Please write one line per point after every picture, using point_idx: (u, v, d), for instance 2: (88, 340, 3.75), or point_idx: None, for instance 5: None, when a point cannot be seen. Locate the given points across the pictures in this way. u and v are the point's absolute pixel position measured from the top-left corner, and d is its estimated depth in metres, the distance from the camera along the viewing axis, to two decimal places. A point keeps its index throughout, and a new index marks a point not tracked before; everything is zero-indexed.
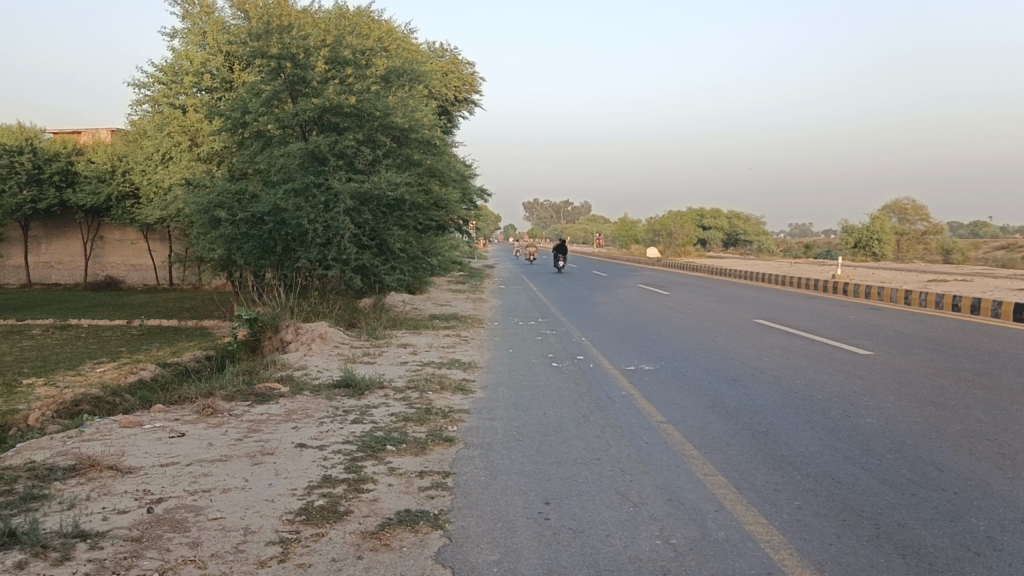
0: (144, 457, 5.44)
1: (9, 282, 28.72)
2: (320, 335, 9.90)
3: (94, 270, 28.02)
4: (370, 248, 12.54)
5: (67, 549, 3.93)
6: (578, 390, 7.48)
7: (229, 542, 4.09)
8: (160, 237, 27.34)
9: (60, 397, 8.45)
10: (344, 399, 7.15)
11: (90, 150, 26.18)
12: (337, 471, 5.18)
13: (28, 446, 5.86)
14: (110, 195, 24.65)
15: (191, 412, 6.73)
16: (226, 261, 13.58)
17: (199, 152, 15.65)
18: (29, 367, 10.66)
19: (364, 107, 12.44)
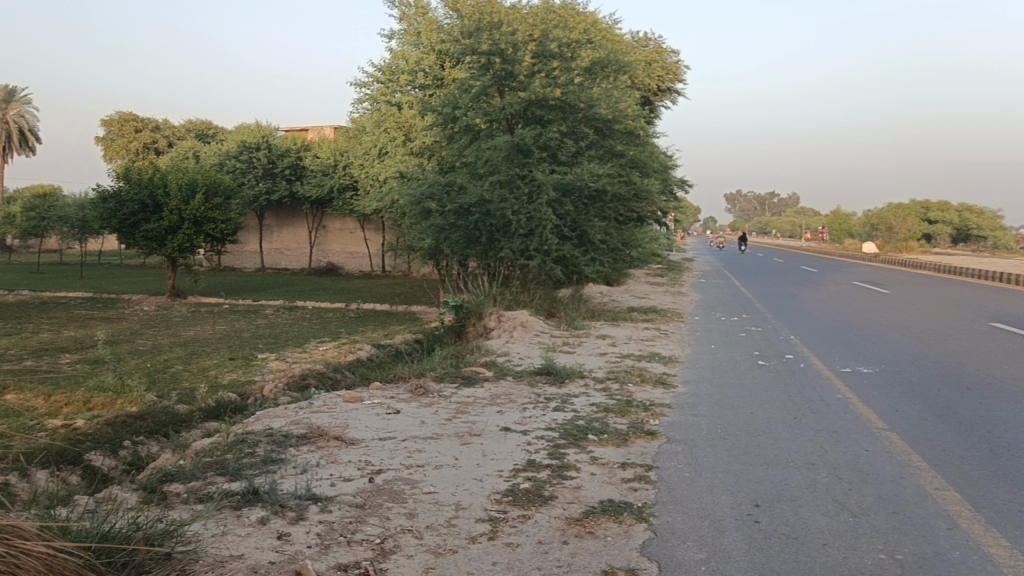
0: (364, 431, 5.85)
1: (247, 266, 32.01)
2: (522, 324, 10.17)
3: (318, 257, 30.49)
4: (571, 239, 12.70)
5: (301, 510, 4.31)
6: (787, 391, 7.14)
7: (443, 516, 4.30)
8: (375, 226, 29.28)
9: (290, 372, 9.30)
10: (546, 386, 7.30)
11: (316, 146, 28.54)
12: (542, 457, 5.29)
13: (266, 414, 6.48)
14: (333, 188, 26.65)
15: (405, 391, 7.17)
16: (433, 251, 14.27)
17: (413, 146, 16.55)
18: (263, 343, 11.80)
19: (569, 98, 12.63)
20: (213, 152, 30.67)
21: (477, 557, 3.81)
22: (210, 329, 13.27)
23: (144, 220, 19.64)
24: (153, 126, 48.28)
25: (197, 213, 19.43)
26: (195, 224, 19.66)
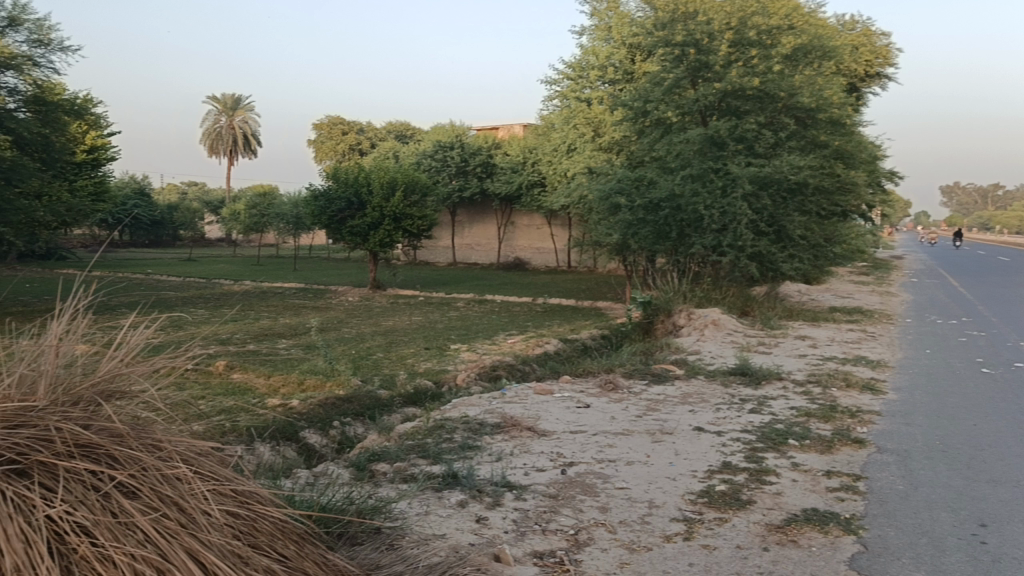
0: (555, 423, 5.93)
1: (440, 260, 33.47)
2: (713, 322, 9.89)
3: (506, 252, 31.30)
4: (767, 234, 12.19)
5: (497, 496, 4.43)
6: (1018, 403, 6.44)
7: (637, 512, 4.27)
8: (562, 222, 29.59)
9: (481, 363, 9.60)
10: (741, 387, 7.05)
11: (507, 144, 29.32)
12: (738, 459, 5.11)
13: (462, 402, 6.74)
14: (522, 185, 27.22)
15: (595, 385, 7.19)
16: (621, 247, 14.21)
17: (602, 141, 16.57)
18: (456, 335, 12.27)
19: (768, 87, 12.15)
20: (410, 151, 32.28)
21: (672, 557, 3.74)
22: (406, 319, 13.97)
23: (349, 216, 21.01)
24: (357, 129, 51.66)
25: (397, 209, 20.51)
26: (394, 221, 20.75)
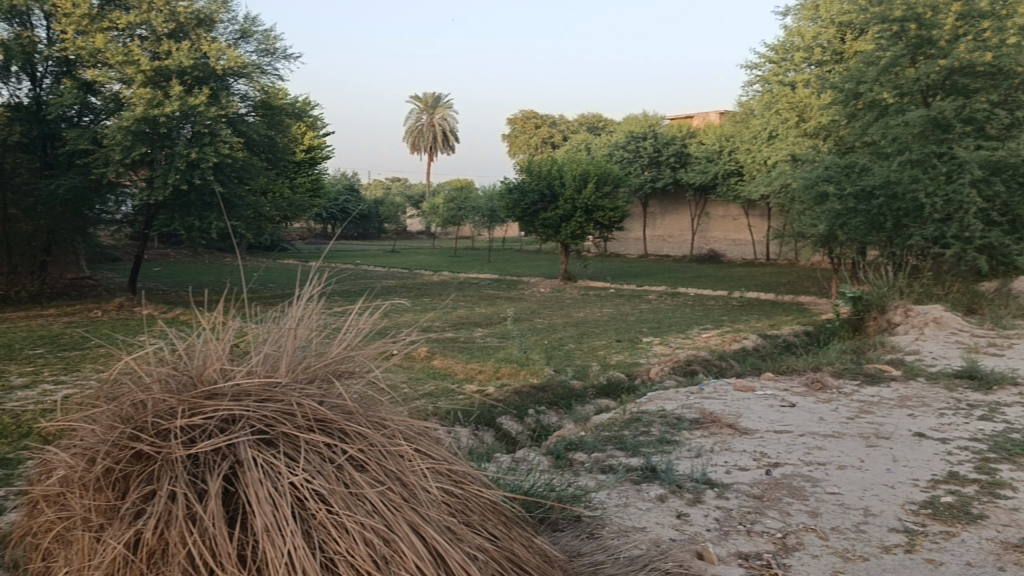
0: (758, 421, 5.71)
1: (631, 252, 33.26)
2: (934, 320, 9.09)
3: (699, 244, 30.52)
4: (1000, 224, 11.03)
5: (698, 493, 4.34)
6: None
7: (850, 519, 4.02)
8: (760, 213, 28.34)
9: (676, 356, 9.44)
10: (969, 391, 6.43)
11: (702, 133, 28.61)
12: (967, 470, 4.67)
13: (658, 395, 6.66)
14: (717, 174, 26.36)
15: (800, 384, 6.85)
16: (827, 239, 13.42)
17: (807, 127, 15.74)
18: (648, 328, 12.14)
19: (1004, 62, 11.00)
20: (603, 144, 32.30)
21: (892, 569, 3.49)
22: (598, 311, 14.00)
23: (542, 209, 21.37)
24: (550, 122, 52.45)
25: (589, 201, 20.53)
26: (586, 213, 20.80)
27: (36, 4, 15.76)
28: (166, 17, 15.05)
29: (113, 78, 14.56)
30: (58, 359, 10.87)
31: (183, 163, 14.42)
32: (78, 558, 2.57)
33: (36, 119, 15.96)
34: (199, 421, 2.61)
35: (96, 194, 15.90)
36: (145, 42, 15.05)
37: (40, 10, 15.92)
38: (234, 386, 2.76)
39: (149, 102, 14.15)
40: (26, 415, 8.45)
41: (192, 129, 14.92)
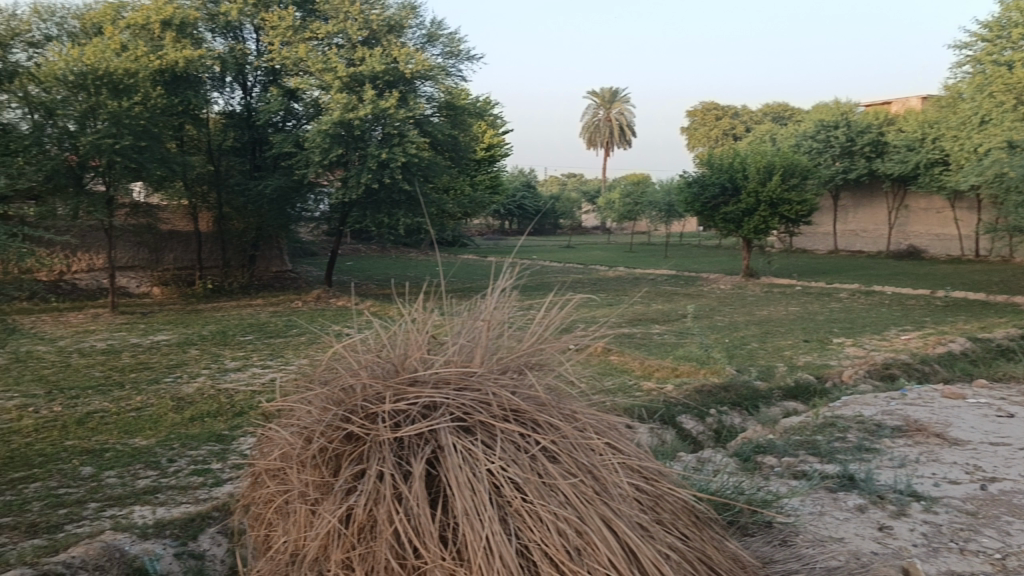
0: (970, 432, 5.25)
1: (819, 248, 31.56)
2: None
3: (897, 239, 28.45)
4: None
5: (903, 505, 4.05)
6: None
7: None
8: (969, 205, 25.93)
9: (872, 359, 8.86)
10: None
11: (902, 120, 26.67)
12: None
13: (854, 400, 6.29)
14: (919, 163, 24.43)
15: (1021, 394, 6.22)
16: None
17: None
18: (839, 328, 11.47)
19: None
20: (790, 135, 30.95)
21: None
22: (783, 309, 13.41)
23: (723, 203, 20.77)
24: (733, 113, 50.85)
25: (773, 194, 19.66)
26: (771, 207, 19.92)
27: (249, 20, 17.29)
28: (360, 26, 16.02)
29: (313, 85, 15.66)
30: (265, 345, 11.87)
31: (374, 163, 15.29)
32: (296, 528, 2.80)
33: (248, 125, 17.82)
34: (404, 406, 2.74)
35: (297, 193, 17.22)
36: (341, 50, 16.11)
37: (252, 24, 17.44)
38: (434, 374, 2.88)
39: (344, 106, 15.14)
40: (240, 395, 9.30)
41: (382, 131, 15.72)
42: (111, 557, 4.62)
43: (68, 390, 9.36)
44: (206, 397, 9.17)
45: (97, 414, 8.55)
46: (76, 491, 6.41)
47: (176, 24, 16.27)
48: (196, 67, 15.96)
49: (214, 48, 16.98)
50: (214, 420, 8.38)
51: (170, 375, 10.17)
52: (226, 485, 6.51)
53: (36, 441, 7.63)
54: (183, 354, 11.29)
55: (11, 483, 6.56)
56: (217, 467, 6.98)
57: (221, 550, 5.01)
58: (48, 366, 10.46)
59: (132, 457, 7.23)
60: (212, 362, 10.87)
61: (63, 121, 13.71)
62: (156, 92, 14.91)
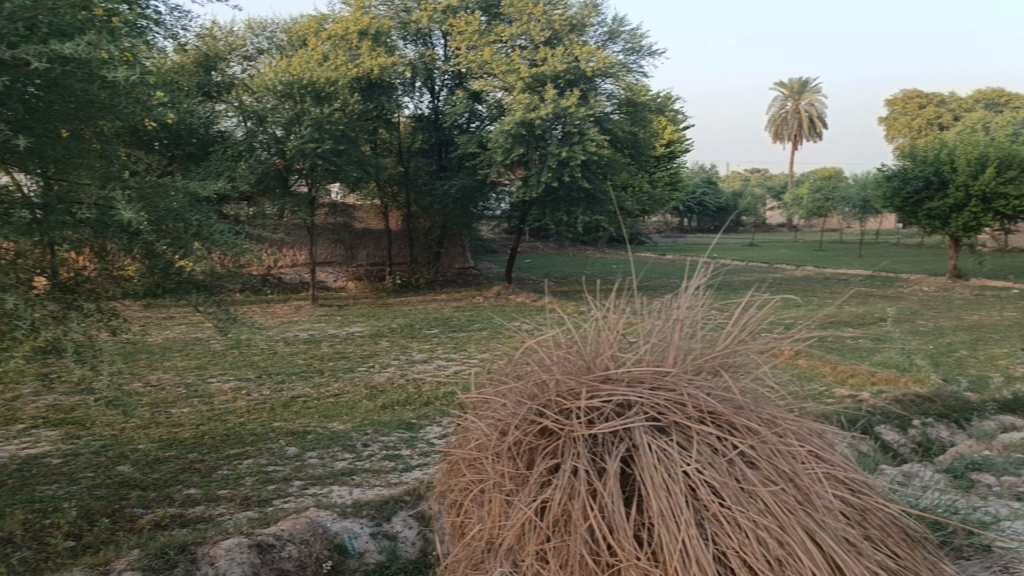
0: None
1: None
2: None
3: None
4: None
5: None
6: None
7: None
8: None
9: None
10: None
11: None
12: None
13: None
14: None
15: None
16: None
17: None
18: None
19: None
20: (1007, 122, 28.18)
21: None
22: (997, 314, 12.21)
23: (927, 198, 19.24)
24: (938, 101, 47.01)
25: (986, 188, 17.93)
26: (984, 201, 18.19)
27: (437, 26, 18.01)
28: (543, 26, 16.26)
29: (496, 87, 16.21)
30: (450, 339, 12.35)
31: (554, 162, 15.47)
32: (491, 517, 2.89)
33: (435, 128, 18.64)
34: (598, 403, 2.75)
35: (480, 192, 17.78)
36: (525, 51, 16.44)
37: (440, 31, 18.17)
38: (627, 372, 2.86)
39: (527, 107, 15.44)
40: (427, 386, 9.73)
41: (563, 129, 15.84)
42: (314, 532, 5.00)
43: (276, 376, 10.20)
44: (396, 387, 9.68)
45: (300, 399, 9.25)
46: (282, 469, 6.97)
47: (372, 33, 17.65)
48: (390, 74, 17.12)
49: (405, 55, 17.87)
50: (404, 408, 8.83)
51: (364, 365, 10.81)
52: (414, 471, 6.83)
53: (248, 421, 8.38)
54: (375, 345, 11.97)
55: (228, 459, 7.24)
56: (406, 454, 7.34)
57: (413, 532, 5.28)
58: (258, 353, 11.44)
59: (331, 440, 7.76)
60: (401, 354, 11.43)
61: (273, 128, 14.96)
62: (353, 99, 15.86)
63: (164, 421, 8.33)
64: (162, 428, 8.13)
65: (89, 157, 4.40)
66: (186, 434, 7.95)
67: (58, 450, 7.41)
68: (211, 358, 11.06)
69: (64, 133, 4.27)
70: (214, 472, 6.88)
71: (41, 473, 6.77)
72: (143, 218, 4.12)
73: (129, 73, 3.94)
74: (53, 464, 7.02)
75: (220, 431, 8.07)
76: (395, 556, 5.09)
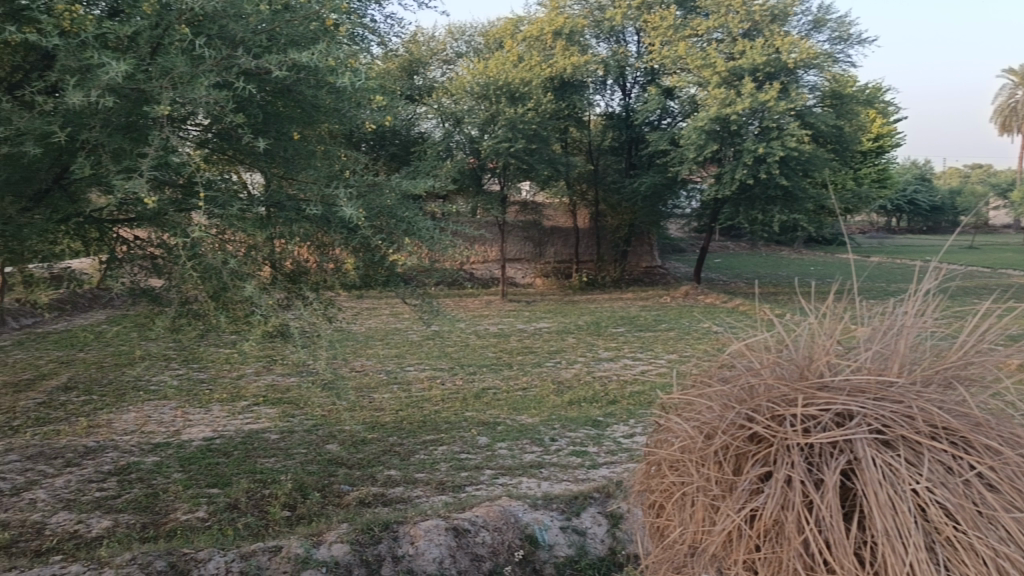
0: None
1: None
2: None
3: None
4: None
5: None
6: None
7: None
8: None
9: None
10: None
11: None
12: None
13: None
14: None
15: None
16: None
17: None
18: None
19: None
20: None
21: None
22: None
23: None
24: None
25: None
26: None
27: (631, 23, 17.92)
28: (742, 18, 15.75)
29: (690, 82, 15.94)
30: (636, 338, 12.25)
31: (750, 159, 14.93)
32: (695, 522, 2.83)
33: (626, 125, 18.46)
34: (815, 412, 2.61)
35: (670, 190, 17.58)
36: (722, 44, 15.98)
37: (634, 27, 18.05)
38: (847, 380, 2.69)
39: (722, 101, 14.99)
40: (614, 384, 9.70)
41: (760, 125, 15.24)
42: (507, 521, 5.11)
43: (468, 367, 10.58)
44: (583, 383, 9.74)
45: (490, 391, 9.54)
46: (474, 457, 7.21)
47: (566, 32, 17.88)
48: (583, 72, 17.28)
49: (598, 53, 17.95)
50: (591, 405, 8.86)
51: (552, 360, 10.97)
52: (602, 469, 6.83)
53: (442, 410, 8.75)
54: (562, 342, 12.10)
55: (424, 444, 7.60)
56: (594, 451, 7.35)
57: (602, 529, 5.26)
58: (451, 345, 11.93)
59: (520, 432, 7.94)
60: (588, 351, 11.50)
61: (469, 129, 15.56)
62: (546, 98, 16.13)
63: (367, 405, 8.89)
64: (366, 411, 8.68)
65: (315, 157, 4.76)
66: (387, 418, 8.43)
67: (275, 426, 8.11)
68: (409, 348, 11.66)
69: (295, 136, 4.66)
70: (412, 456, 7.25)
71: (262, 446, 7.44)
72: (362, 213, 4.40)
73: (355, 78, 4.21)
74: (272, 439, 7.70)
75: (416, 417, 8.49)
76: (584, 552, 5.11)
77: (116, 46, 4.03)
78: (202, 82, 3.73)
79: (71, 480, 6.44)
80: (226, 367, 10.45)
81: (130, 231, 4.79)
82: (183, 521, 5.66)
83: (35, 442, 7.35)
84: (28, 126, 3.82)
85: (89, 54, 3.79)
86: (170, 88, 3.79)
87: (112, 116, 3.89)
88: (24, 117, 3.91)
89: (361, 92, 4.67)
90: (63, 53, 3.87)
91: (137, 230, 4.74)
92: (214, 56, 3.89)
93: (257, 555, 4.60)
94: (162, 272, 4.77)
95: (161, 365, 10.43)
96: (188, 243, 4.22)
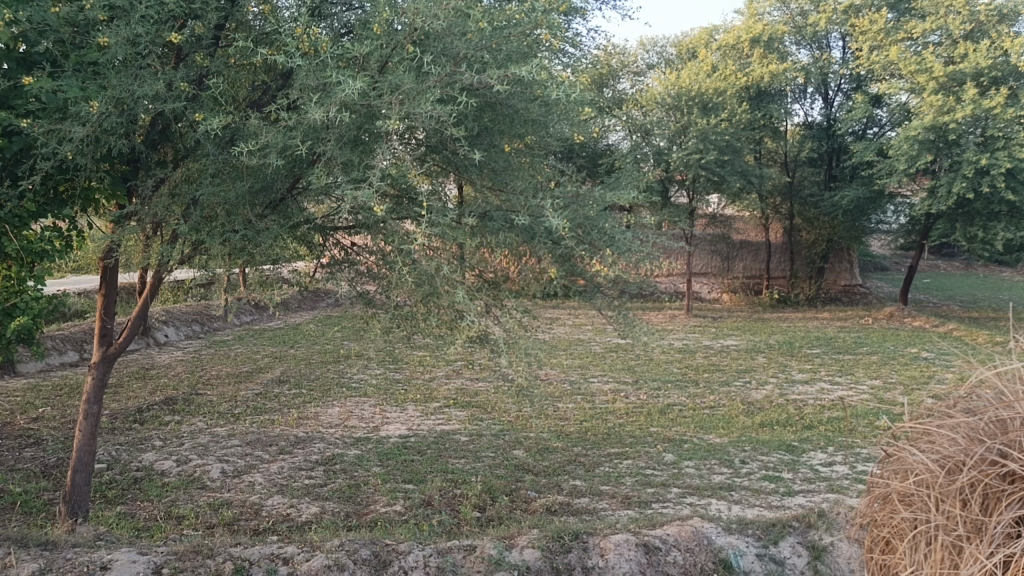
0: None
1: None
2: None
3: None
4: None
5: None
6: None
7: None
8: None
9: None
10: None
11: None
12: None
13: None
14: None
15: None
16: None
17: None
18: None
19: None
20: None
21: None
22: None
23: None
24: None
25: None
26: None
27: (836, 27, 17.14)
28: (964, 19, 14.56)
29: (902, 89, 14.92)
30: (834, 361, 11.57)
31: (971, 171, 13.69)
32: (930, 562, 2.65)
33: (827, 135, 17.79)
34: None
35: (873, 204, 16.59)
36: (940, 47, 14.83)
37: (839, 32, 17.37)
38: None
39: (939, 109, 13.89)
40: (810, 408, 9.20)
41: (982, 133, 13.99)
42: (700, 543, 4.95)
43: (652, 382, 10.42)
44: (776, 405, 9.31)
45: (675, 407, 9.34)
46: (661, 474, 7.09)
47: (764, 40, 17.37)
48: (781, 81, 16.91)
49: (798, 60, 17.51)
50: (784, 429, 8.45)
51: (741, 379, 10.59)
52: (798, 497, 6.48)
53: (628, 423, 8.68)
54: (752, 361, 11.66)
55: (609, 457, 7.56)
56: (789, 477, 7.00)
57: (803, 561, 5.00)
58: (636, 358, 11.82)
59: (708, 452, 7.71)
60: (780, 372, 11.00)
61: (658, 140, 15.47)
62: (740, 108, 15.75)
63: (553, 414, 8.99)
64: (551, 420, 8.77)
65: (521, 168, 4.89)
66: (572, 428, 8.48)
67: (465, 428, 8.37)
68: (593, 359, 11.70)
69: (505, 148, 4.82)
70: (596, 467, 7.22)
71: (452, 447, 7.70)
72: (568, 224, 4.44)
73: (569, 91, 4.26)
74: (463, 441, 7.95)
75: (601, 429, 8.46)
76: None
77: (349, 63, 4.33)
78: (428, 98, 3.91)
79: (284, 467, 6.97)
80: (420, 369, 10.93)
81: (347, 237, 5.12)
82: (382, 513, 5.96)
83: (254, 429, 8.03)
84: (273, 140, 4.19)
85: (327, 72, 4.10)
86: (398, 102, 4.02)
87: (344, 130, 4.16)
88: (269, 132, 4.31)
89: (570, 103, 4.74)
90: (304, 71, 4.22)
91: (354, 236, 5.06)
92: (438, 72, 4.09)
93: (452, 552, 4.72)
94: (376, 277, 5.07)
95: (361, 364, 11.10)
96: (404, 250, 4.45)
